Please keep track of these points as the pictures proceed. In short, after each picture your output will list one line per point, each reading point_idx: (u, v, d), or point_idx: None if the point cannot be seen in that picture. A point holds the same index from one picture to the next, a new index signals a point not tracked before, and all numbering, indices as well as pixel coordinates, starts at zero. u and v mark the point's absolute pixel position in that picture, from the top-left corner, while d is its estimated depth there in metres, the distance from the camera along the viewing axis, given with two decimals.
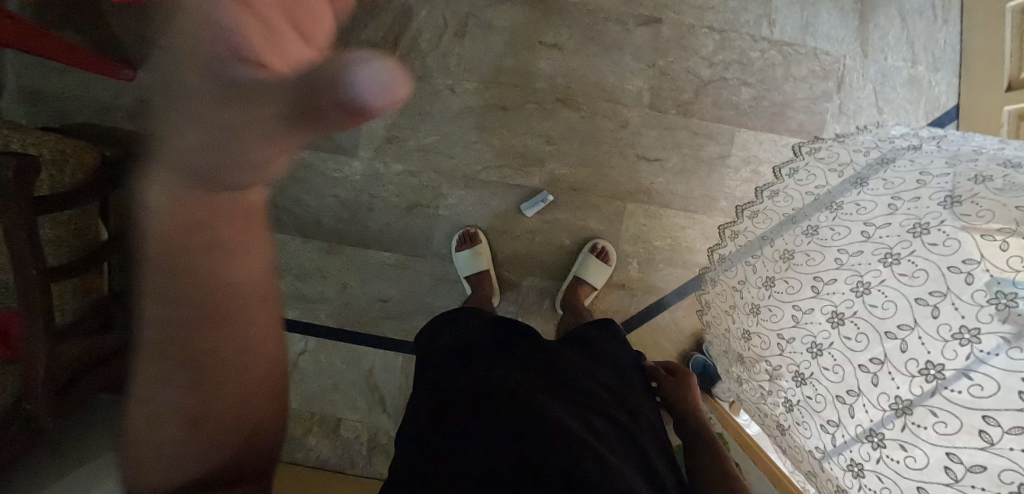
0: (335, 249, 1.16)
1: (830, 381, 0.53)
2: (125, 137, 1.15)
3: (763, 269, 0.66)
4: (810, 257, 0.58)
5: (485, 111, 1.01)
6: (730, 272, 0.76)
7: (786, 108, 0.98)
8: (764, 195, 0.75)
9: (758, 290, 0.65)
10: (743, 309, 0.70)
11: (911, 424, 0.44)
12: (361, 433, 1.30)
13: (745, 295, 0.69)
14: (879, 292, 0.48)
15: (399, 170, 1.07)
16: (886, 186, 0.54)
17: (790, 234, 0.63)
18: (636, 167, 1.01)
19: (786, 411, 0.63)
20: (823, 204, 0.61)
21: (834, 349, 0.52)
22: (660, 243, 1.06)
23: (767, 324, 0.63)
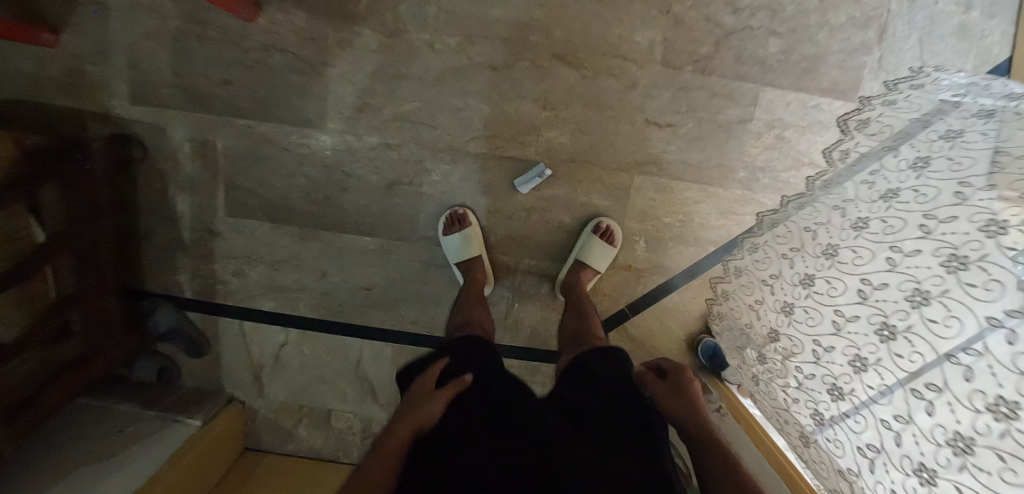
0: (308, 235, 1.04)
1: (878, 400, 0.52)
2: (57, 113, 0.99)
3: (802, 266, 0.66)
4: (858, 256, 0.56)
5: (472, 72, 0.87)
6: (761, 264, 0.76)
7: (818, 63, 0.86)
8: (815, 186, 0.72)
9: (795, 289, 0.66)
10: (773, 307, 0.71)
11: (971, 464, 0.42)
12: (354, 423, 1.27)
13: (779, 292, 0.70)
14: (938, 304, 0.46)
15: (374, 142, 0.92)
16: (952, 168, 0.50)
17: (837, 229, 0.62)
18: (645, 134, 0.88)
19: (817, 425, 0.64)
20: (879, 193, 0.58)
21: (882, 366, 0.51)
22: (671, 220, 0.95)
23: (806, 326, 0.63)
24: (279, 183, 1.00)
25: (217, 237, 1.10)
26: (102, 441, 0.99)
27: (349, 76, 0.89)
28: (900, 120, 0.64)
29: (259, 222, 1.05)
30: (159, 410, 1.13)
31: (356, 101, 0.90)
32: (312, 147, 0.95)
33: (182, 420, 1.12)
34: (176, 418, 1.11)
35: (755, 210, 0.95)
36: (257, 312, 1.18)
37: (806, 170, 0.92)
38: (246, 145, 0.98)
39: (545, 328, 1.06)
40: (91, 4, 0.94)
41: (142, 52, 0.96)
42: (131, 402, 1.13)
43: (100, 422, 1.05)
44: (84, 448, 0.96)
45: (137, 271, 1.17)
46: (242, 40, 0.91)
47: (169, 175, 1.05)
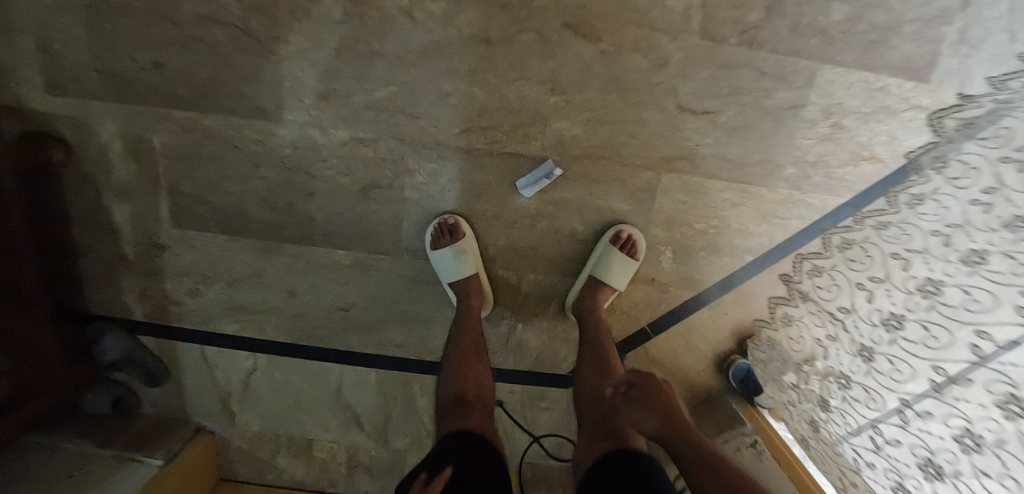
0: (271, 248, 0.87)
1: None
2: None
3: (889, 302, 0.57)
4: (974, 300, 0.45)
5: (461, 47, 0.69)
6: (834, 295, 0.67)
7: (889, 35, 0.70)
8: (900, 199, 0.60)
9: (882, 332, 0.57)
10: (853, 348, 0.62)
11: None
12: (338, 454, 1.11)
13: (862, 333, 0.60)
14: None
15: (344, 137, 0.75)
16: None
17: (932, 262, 0.51)
18: (677, 124, 0.71)
19: None
20: (992, 217, 0.45)
21: (1004, 451, 0.39)
22: (704, 226, 0.79)
23: (898, 381, 0.53)
24: (233, 188, 0.83)
25: (165, 251, 0.93)
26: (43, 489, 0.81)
27: (309, 56, 0.71)
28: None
29: (211, 233, 0.88)
30: (117, 449, 0.95)
31: (319, 87, 0.73)
32: (269, 144, 0.78)
33: (142, 460, 0.95)
34: (135, 458, 0.94)
35: (802, 212, 0.80)
36: (218, 336, 1.01)
37: (865, 164, 0.77)
38: (189, 143, 0.81)
39: (554, 350, 0.92)
40: None
41: (53, 29, 0.77)
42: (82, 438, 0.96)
43: (49, 462, 0.86)
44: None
45: (79, 292, 0.99)
46: (173, 12, 0.73)
47: (101, 180, 0.87)
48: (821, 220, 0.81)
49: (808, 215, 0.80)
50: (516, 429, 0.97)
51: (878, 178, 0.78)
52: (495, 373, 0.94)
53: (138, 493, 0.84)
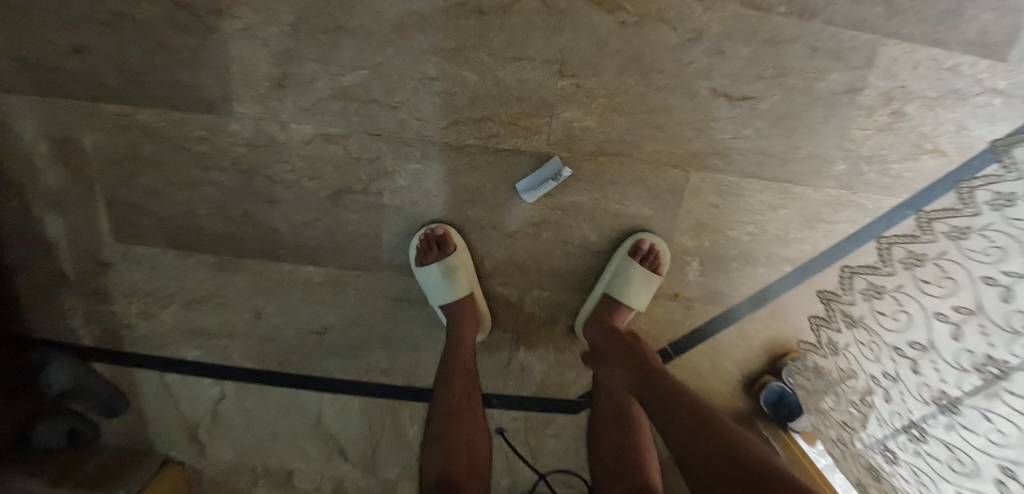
0: (231, 265, 0.75)
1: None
2: None
3: (980, 342, 0.42)
4: None
5: (446, 20, 0.56)
6: (900, 325, 0.53)
7: (964, 2, 0.58)
8: (988, 199, 0.45)
9: (974, 381, 0.43)
10: (931, 397, 0.48)
11: None
12: (322, 485, 0.99)
13: (943, 378, 0.46)
14: None
15: (306, 133, 0.62)
16: None
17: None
18: (709, 113, 0.59)
19: None
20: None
21: None
22: (738, 233, 0.67)
23: (1001, 451, 0.39)
24: (181, 196, 0.70)
25: (108, 268, 0.80)
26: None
27: (259, 34, 0.58)
28: None
29: (160, 247, 0.76)
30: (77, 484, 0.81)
31: (274, 72, 0.60)
32: (218, 142, 0.65)
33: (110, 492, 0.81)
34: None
35: (850, 215, 0.68)
36: (178, 363, 0.89)
37: (927, 159, 0.65)
38: (124, 142, 0.68)
39: (561, 375, 0.80)
40: None
41: None
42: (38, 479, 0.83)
43: None
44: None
45: (17, 316, 0.87)
46: None
47: (26, 189, 0.74)
48: (872, 224, 0.69)
49: (857, 218, 0.69)
50: (519, 461, 0.85)
51: (941, 175, 0.66)
52: (494, 401, 0.82)
53: None
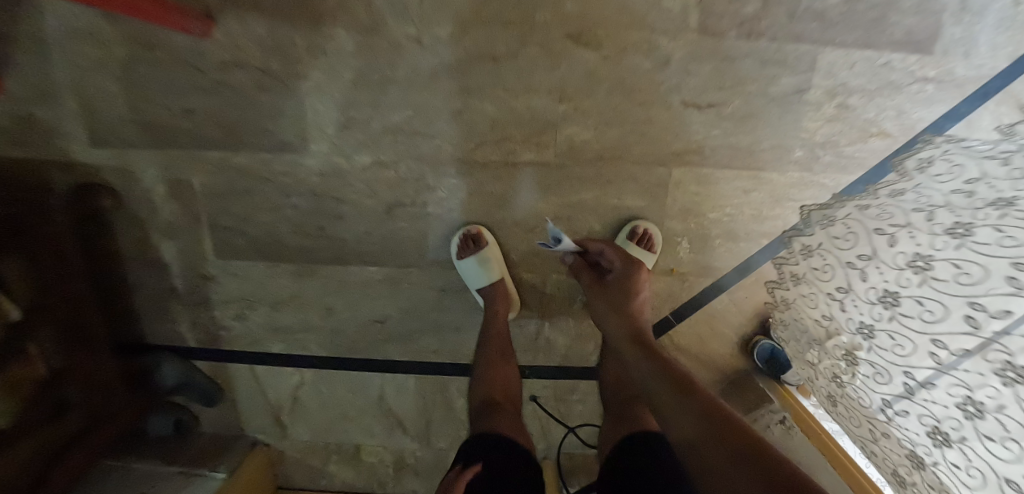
0: (307, 271, 0.93)
1: (998, 457, 0.43)
2: (18, 171, 0.88)
3: (881, 278, 0.56)
4: (924, 308, 0.50)
5: (468, 66, 0.73)
6: (822, 274, 0.66)
7: (890, 11, 0.70)
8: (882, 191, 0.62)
9: (872, 309, 0.57)
10: (863, 298, 0.59)
11: None
12: (386, 457, 1.18)
13: (848, 311, 0.61)
14: None
15: (366, 161, 0.80)
16: (981, 195, 0.48)
17: (927, 236, 0.52)
18: (683, 120, 0.74)
19: (916, 470, 0.55)
20: (981, 199, 0.48)
21: (1005, 415, 0.43)
22: (717, 215, 0.82)
23: (890, 355, 0.55)
24: (265, 218, 0.88)
25: (210, 281, 0.99)
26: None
27: (324, 90, 0.76)
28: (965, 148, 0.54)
29: (251, 261, 0.94)
30: (182, 465, 1.06)
31: (338, 117, 0.77)
32: (297, 175, 0.83)
33: (203, 473, 1.05)
34: (200, 472, 1.05)
35: (815, 193, 0.81)
36: (264, 355, 1.08)
37: (874, 141, 0.78)
38: (222, 180, 0.86)
39: (581, 345, 0.95)
40: (23, 36, 0.79)
41: (91, 86, 0.82)
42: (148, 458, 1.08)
43: (125, 482, 1.00)
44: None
45: (136, 327, 1.06)
46: (196, 61, 0.77)
47: (147, 221, 0.93)
48: None
49: (821, 196, 0.81)
50: (551, 421, 1.01)
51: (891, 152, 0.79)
52: (527, 371, 0.97)
53: None
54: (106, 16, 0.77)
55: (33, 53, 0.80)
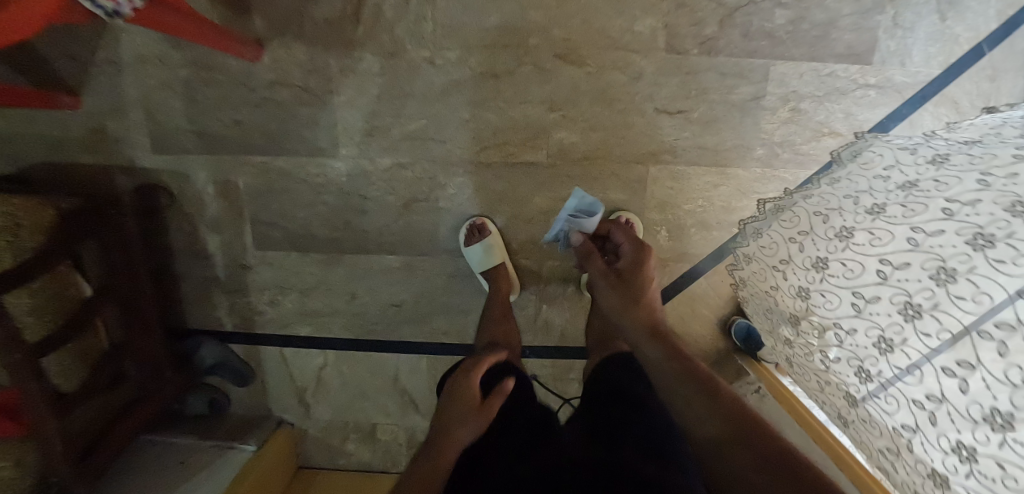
0: (334, 260, 1.07)
1: (906, 382, 0.54)
2: (90, 174, 1.04)
3: (815, 248, 0.68)
4: (846, 268, 0.62)
5: (475, 83, 0.89)
6: (771, 251, 0.79)
7: (831, 29, 0.83)
8: (822, 182, 0.76)
9: (808, 274, 0.69)
10: (801, 266, 0.71)
11: (1009, 438, 0.43)
12: (399, 435, 1.30)
13: (790, 277, 0.73)
14: (964, 282, 0.48)
15: (387, 164, 0.95)
16: (892, 180, 0.63)
17: (852, 213, 0.65)
18: (656, 124, 0.88)
19: (852, 408, 0.66)
20: (895, 183, 0.62)
21: (907, 345, 0.53)
22: (691, 207, 0.94)
23: (821, 311, 0.66)
24: (300, 213, 1.02)
25: (249, 270, 1.11)
26: (166, 476, 1.04)
27: (356, 103, 0.92)
28: (886, 149, 0.69)
29: (285, 252, 1.08)
30: (217, 439, 1.18)
31: (366, 126, 0.93)
32: (329, 175, 0.97)
33: (236, 447, 1.17)
34: (231, 445, 1.17)
35: (777, 186, 0.92)
36: (292, 338, 1.20)
37: (827, 140, 0.89)
38: (263, 181, 1.00)
39: (575, 326, 1.07)
40: (103, 62, 0.96)
41: (155, 101, 0.97)
42: (186, 433, 1.20)
43: (165, 453, 1.12)
44: (154, 482, 1.02)
45: (180, 313, 1.18)
46: (248, 79, 0.92)
47: (195, 216, 1.06)
48: None
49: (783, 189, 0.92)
50: (550, 396, 1.12)
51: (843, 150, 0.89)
52: (527, 350, 1.08)
53: (230, 480, 1.05)
54: (174, 44, 0.93)
55: (110, 75, 0.96)
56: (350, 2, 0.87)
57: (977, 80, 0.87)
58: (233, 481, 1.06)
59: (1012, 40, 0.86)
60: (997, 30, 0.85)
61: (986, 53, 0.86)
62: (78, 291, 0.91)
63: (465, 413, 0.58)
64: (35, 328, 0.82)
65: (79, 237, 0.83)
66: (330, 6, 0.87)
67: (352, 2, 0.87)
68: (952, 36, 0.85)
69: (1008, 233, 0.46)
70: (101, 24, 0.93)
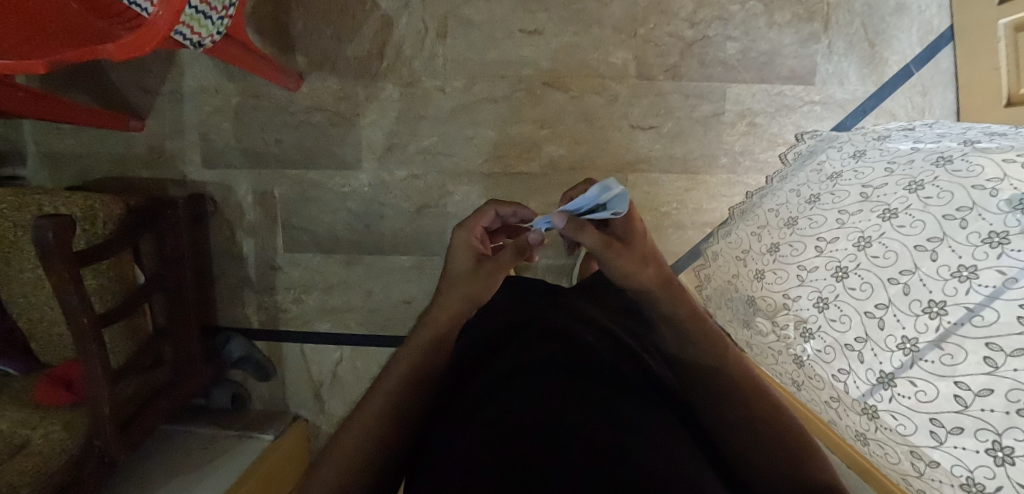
0: (355, 260, 1.21)
1: (839, 330, 0.61)
2: (147, 185, 1.21)
3: (768, 237, 0.75)
4: (793, 248, 0.70)
5: (477, 105, 1.06)
6: (732, 243, 0.83)
7: (774, 57, 1.00)
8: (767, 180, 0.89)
9: (763, 256, 0.75)
10: (757, 252, 0.76)
11: (918, 359, 0.53)
12: None
13: (750, 264, 0.77)
14: (879, 244, 0.59)
15: (403, 175, 1.11)
16: (822, 173, 0.74)
17: (794, 205, 0.74)
18: (632, 138, 1.04)
19: (797, 368, 0.70)
20: (825, 175, 0.73)
21: (840, 300, 0.61)
22: (667, 209, 1.07)
23: (773, 287, 0.71)
24: (326, 218, 1.18)
25: (277, 270, 1.24)
26: (188, 459, 1.12)
27: (378, 123, 1.09)
28: (819, 151, 0.82)
29: (311, 254, 1.22)
30: (237, 429, 1.24)
31: (385, 142, 1.10)
32: (353, 184, 1.14)
33: (255, 436, 1.22)
34: (250, 435, 1.22)
35: (742, 189, 1.05)
36: (314, 335, 1.28)
37: (782, 149, 1.03)
38: (297, 191, 1.17)
39: None
40: (167, 93, 1.15)
41: (208, 124, 1.16)
42: (210, 424, 1.26)
43: (189, 440, 1.20)
44: (174, 467, 1.09)
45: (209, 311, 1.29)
46: (289, 105, 1.11)
47: (234, 222, 1.22)
48: None
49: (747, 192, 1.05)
50: None
51: None
52: None
53: (248, 465, 1.11)
54: (228, 77, 1.12)
55: (171, 102, 1.15)
56: (376, 41, 1.06)
57: (910, 95, 1.01)
58: (251, 467, 1.10)
59: (937, 60, 1.00)
60: (921, 53, 1.00)
61: (914, 73, 1.00)
62: (133, 280, 1.06)
63: (467, 275, 0.52)
64: (102, 302, 1.00)
65: (142, 229, 0.97)
66: (359, 45, 1.06)
67: (376, 42, 1.06)
68: (881, 59, 1.00)
69: (905, 204, 0.58)
70: (168, 61, 1.13)
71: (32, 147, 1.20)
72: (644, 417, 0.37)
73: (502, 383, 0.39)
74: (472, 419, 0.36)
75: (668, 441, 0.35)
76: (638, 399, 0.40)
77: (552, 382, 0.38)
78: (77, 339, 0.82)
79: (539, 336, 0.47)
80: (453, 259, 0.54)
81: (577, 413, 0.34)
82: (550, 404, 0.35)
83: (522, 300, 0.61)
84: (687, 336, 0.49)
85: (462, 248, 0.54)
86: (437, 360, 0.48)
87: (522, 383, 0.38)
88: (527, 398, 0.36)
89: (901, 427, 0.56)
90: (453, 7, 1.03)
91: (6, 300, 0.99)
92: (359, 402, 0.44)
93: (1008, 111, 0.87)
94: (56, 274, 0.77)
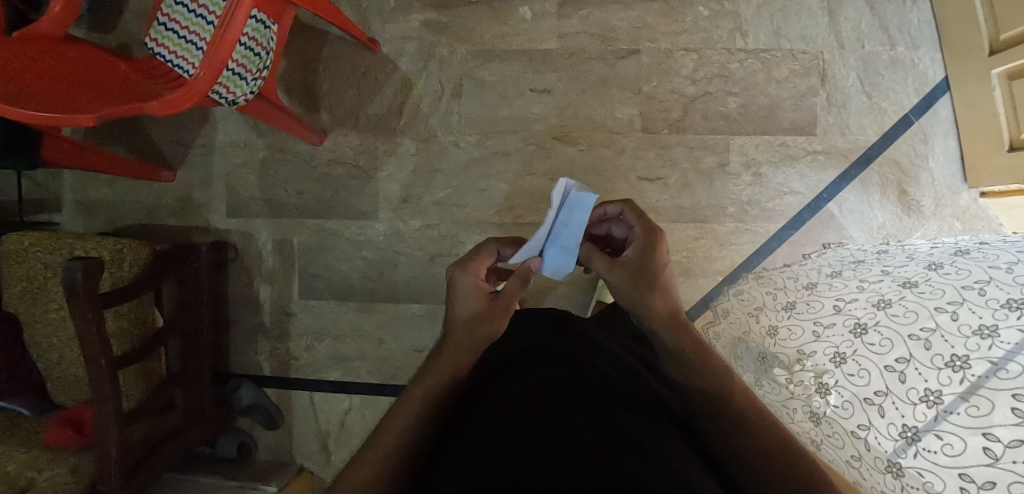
0: (367, 307, 1.22)
1: (856, 385, 0.59)
2: (172, 233, 1.27)
3: (783, 296, 0.74)
4: (810, 306, 0.68)
5: (489, 158, 1.11)
6: (746, 300, 0.82)
7: (775, 109, 1.04)
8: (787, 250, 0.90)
9: (777, 313, 0.73)
10: (772, 308, 0.75)
11: (942, 411, 0.50)
12: None
13: (763, 320, 0.75)
14: (899, 305, 0.57)
15: (419, 224, 1.15)
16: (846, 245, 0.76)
17: (815, 275, 0.74)
18: (640, 189, 1.07)
19: (815, 425, 0.67)
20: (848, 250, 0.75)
21: (858, 355, 0.59)
22: (677, 257, 1.08)
23: (786, 343, 0.69)
24: (342, 266, 1.21)
25: (292, 317, 1.26)
26: None
27: (395, 176, 1.15)
28: None
29: (325, 301, 1.24)
30: (240, 480, 1.17)
31: (401, 194, 1.15)
32: (369, 233, 1.18)
33: (258, 487, 1.15)
34: (253, 486, 1.15)
35: (751, 237, 1.06)
36: (322, 383, 1.27)
37: (788, 198, 1.04)
38: (315, 240, 1.21)
39: None
40: (200, 147, 1.23)
41: (235, 177, 1.22)
42: (213, 475, 1.21)
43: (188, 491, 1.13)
44: None
45: (224, 359, 1.30)
46: (313, 159, 1.18)
47: (254, 269, 1.26)
48: (768, 242, 1.05)
49: (756, 239, 1.05)
50: None
51: (804, 207, 1.04)
52: None
53: None
54: (257, 133, 1.20)
55: (202, 156, 1.23)
56: (395, 100, 1.13)
57: (912, 143, 1.03)
58: None
59: (935, 109, 1.02)
60: (919, 103, 1.03)
61: (914, 122, 1.03)
62: (152, 323, 1.09)
63: (482, 316, 0.50)
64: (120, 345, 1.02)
65: (166, 271, 1.01)
66: (379, 104, 1.14)
67: (396, 101, 1.13)
68: (880, 110, 1.03)
69: (925, 278, 0.58)
70: (203, 118, 1.21)
71: (68, 196, 1.27)
72: (658, 452, 0.35)
73: (497, 424, 0.38)
74: (466, 462, 0.34)
75: (686, 476, 0.33)
76: (659, 437, 0.39)
77: (551, 418, 0.36)
78: (93, 380, 0.83)
79: (541, 372, 0.46)
80: (458, 301, 0.51)
81: (576, 447, 0.32)
82: (542, 443, 0.33)
83: (539, 329, 0.60)
84: (692, 370, 0.47)
85: (467, 286, 0.50)
86: (446, 400, 0.48)
87: (516, 424, 0.36)
88: (518, 441, 0.34)
89: (928, 486, 0.52)
90: (467, 69, 1.10)
91: (30, 343, 1.02)
92: (365, 446, 0.44)
93: (1012, 156, 0.90)
94: (77, 314, 0.79)
